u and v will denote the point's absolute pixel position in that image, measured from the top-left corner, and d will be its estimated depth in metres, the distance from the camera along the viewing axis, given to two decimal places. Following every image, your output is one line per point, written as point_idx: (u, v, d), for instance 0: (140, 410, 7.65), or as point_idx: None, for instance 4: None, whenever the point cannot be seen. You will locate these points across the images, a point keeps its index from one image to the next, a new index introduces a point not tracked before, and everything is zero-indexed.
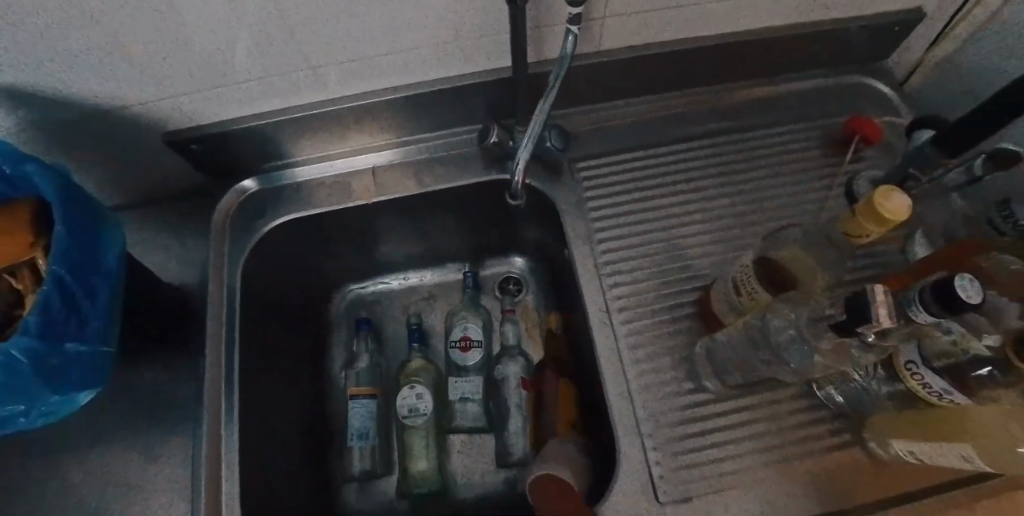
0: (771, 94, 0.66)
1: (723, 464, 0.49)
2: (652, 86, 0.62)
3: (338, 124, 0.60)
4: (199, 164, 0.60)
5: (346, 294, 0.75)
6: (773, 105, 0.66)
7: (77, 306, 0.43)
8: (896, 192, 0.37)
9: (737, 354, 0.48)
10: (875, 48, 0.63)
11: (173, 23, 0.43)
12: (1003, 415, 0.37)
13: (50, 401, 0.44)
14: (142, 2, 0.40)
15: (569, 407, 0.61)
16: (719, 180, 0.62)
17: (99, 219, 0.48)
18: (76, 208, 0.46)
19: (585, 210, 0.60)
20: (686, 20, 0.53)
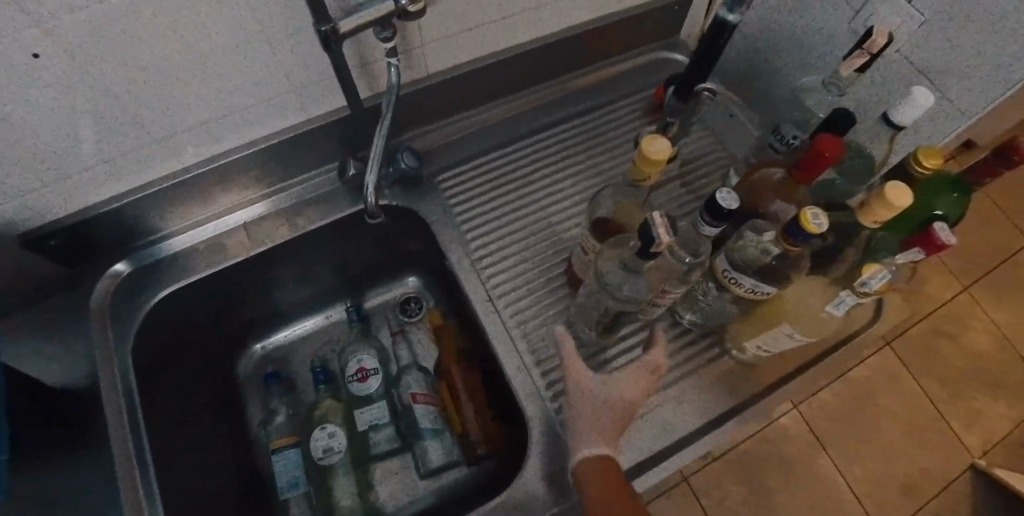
0: (594, 81, 0.74)
1: None
2: (488, 92, 0.67)
3: (197, 191, 0.60)
4: (57, 259, 0.58)
5: (253, 353, 0.75)
6: (598, 90, 0.74)
7: None
8: (658, 138, 0.44)
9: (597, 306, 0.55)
10: (665, 26, 0.73)
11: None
12: (802, 294, 0.51)
13: None
14: None
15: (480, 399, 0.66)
16: (566, 164, 0.68)
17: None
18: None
19: (454, 216, 0.64)
20: (497, 32, 0.59)
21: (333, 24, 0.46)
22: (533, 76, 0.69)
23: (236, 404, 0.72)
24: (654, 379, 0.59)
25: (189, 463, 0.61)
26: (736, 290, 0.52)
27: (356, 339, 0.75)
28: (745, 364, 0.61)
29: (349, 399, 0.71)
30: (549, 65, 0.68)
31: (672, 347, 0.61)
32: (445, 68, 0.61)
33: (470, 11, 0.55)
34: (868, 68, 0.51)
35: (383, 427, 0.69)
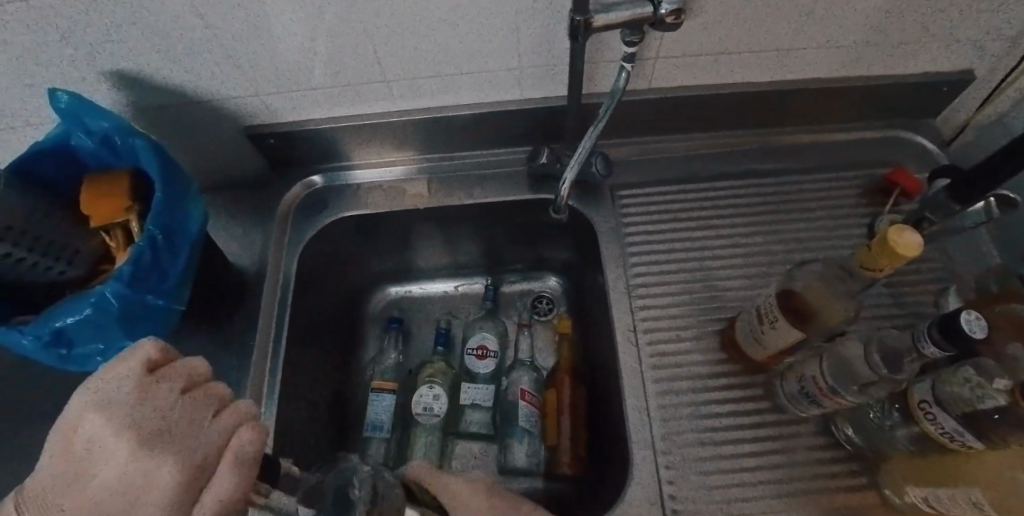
0: (817, 143, 0.68)
1: (735, 490, 0.52)
2: (700, 123, 0.65)
3: (400, 135, 0.65)
4: (268, 155, 0.67)
5: (387, 294, 0.79)
6: (821, 150, 0.67)
7: (160, 264, 0.47)
8: (907, 230, 0.39)
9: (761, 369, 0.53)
10: (921, 104, 0.65)
11: (273, 25, 0.49)
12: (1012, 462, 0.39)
13: (125, 346, 0.49)
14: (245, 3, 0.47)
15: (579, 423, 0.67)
16: (759, 218, 0.63)
17: (191, 188, 0.53)
18: (172, 178, 0.51)
19: (623, 236, 0.63)
20: (733, 64, 0.57)
21: (588, 17, 0.47)
22: (751, 120, 0.65)
23: (358, 334, 0.77)
24: (786, 484, 0.52)
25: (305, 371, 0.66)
26: (929, 429, 0.43)
27: (481, 318, 0.77)
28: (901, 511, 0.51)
29: (460, 370, 0.74)
30: (771, 114, 0.64)
31: (816, 457, 0.54)
32: (669, 86, 0.60)
33: (719, 34, 0.53)
34: None
35: (480, 409, 0.70)
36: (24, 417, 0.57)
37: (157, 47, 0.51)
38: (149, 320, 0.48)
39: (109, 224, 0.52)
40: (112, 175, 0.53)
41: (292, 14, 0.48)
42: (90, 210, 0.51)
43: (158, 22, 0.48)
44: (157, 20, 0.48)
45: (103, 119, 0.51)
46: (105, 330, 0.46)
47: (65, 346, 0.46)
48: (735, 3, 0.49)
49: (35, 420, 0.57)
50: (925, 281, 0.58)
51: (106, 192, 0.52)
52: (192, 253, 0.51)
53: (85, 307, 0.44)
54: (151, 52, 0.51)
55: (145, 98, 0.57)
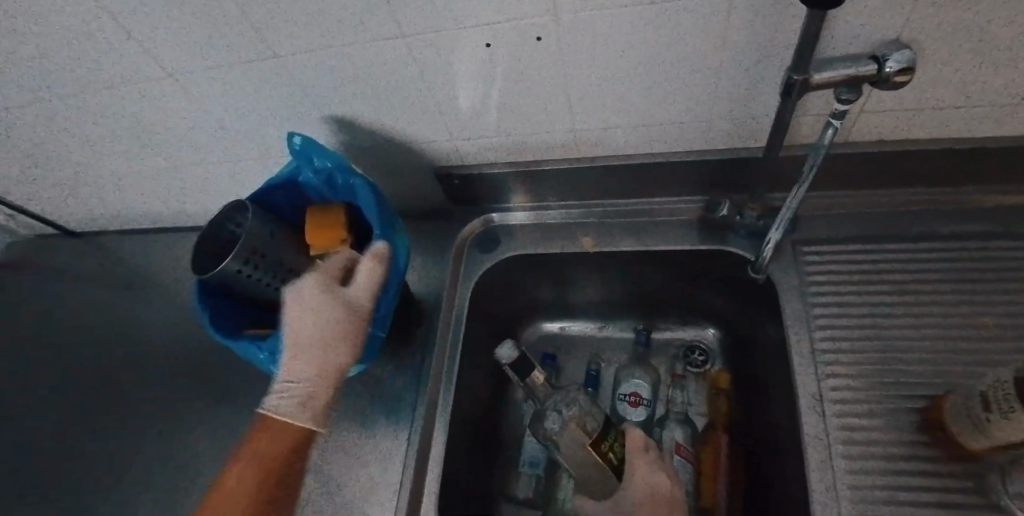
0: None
1: None
2: (898, 179, 0.61)
3: (574, 180, 0.68)
4: (450, 194, 0.73)
5: (538, 329, 0.82)
6: None
7: None
8: None
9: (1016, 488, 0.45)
10: None
11: (483, 80, 0.54)
12: None
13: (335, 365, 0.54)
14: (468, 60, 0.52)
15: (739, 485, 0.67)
16: (969, 288, 0.58)
17: (398, 227, 0.58)
18: (387, 219, 0.56)
19: (805, 295, 0.61)
20: (948, 121, 0.53)
21: (807, 76, 0.46)
22: (963, 181, 0.60)
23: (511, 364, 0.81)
24: None
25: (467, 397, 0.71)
26: None
27: (630, 364, 0.77)
28: None
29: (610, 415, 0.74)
30: (992, 174, 0.58)
31: None
32: (869, 141, 0.57)
33: (941, 90, 0.50)
34: None
35: None
36: (251, 403, 0.69)
37: (383, 99, 0.58)
38: (360, 344, 0.54)
39: (325, 252, 0.58)
40: (329, 205, 0.60)
41: (505, 72, 0.53)
42: (311, 237, 0.58)
43: (392, 77, 0.55)
44: (392, 75, 0.55)
45: (328, 159, 0.57)
46: (325, 350, 0.52)
47: (289, 360, 0.53)
48: (971, 58, 0.46)
49: (259, 407, 0.68)
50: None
51: (327, 223, 0.58)
52: (396, 288, 0.56)
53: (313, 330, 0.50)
54: (377, 102, 0.59)
55: (363, 142, 0.66)
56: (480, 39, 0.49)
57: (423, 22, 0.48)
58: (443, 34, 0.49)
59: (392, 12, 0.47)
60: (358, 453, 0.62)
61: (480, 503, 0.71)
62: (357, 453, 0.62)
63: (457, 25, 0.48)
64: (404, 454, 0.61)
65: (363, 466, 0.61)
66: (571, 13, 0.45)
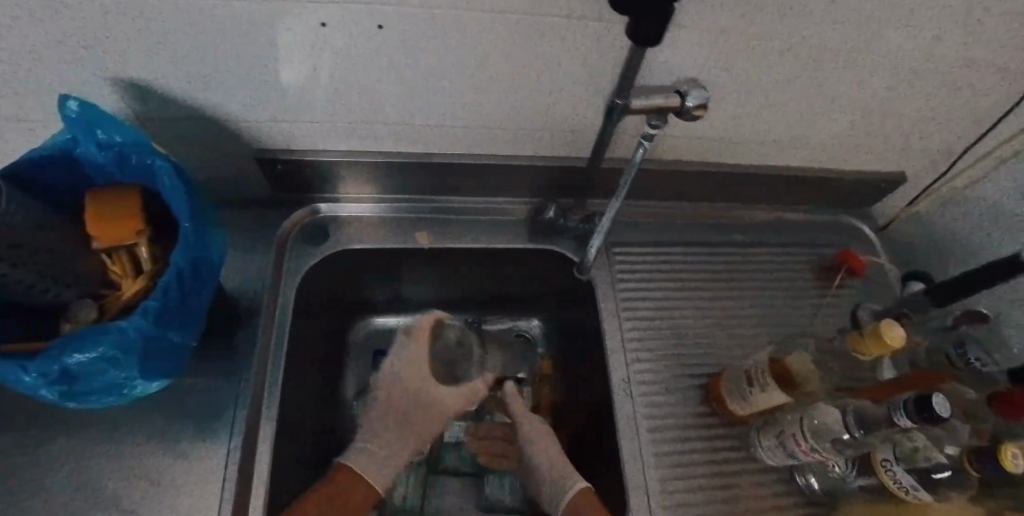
0: (773, 220, 0.80)
1: None
2: (679, 196, 0.75)
3: (417, 174, 0.68)
4: (272, 182, 0.66)
5: (369, 327, 0.82)
6: (780, 228, 0.80)
7: (184, 297, 0.45)
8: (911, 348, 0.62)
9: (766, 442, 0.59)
10: (859, 197, 0.78)
11: (326, 64, 0.51)
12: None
13: (133, 384, 0.45)
14: (311, 45, 0.48)
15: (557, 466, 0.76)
16: (727, 286, 0.75)
17: (209, 216, 0.50)
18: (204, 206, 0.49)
19: (617, 294, 0.71)
20: (722, 148, 0.67)
21: (625, 102, 0.53)
22: (720, 197, 0.76)
23: (343, 366, 0.78)
24: None
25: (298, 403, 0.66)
26: (889, 483, 0.51)
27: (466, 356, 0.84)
28: None
29: (443, 408, 0.80)
30: (743, 192, 0.75)
31: (787, 504, 0.61)
32: (667, 159, 0.69)
33: (720, 124, 0.63)
34: None
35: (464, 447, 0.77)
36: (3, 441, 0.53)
37: (198, 71, 0.50)
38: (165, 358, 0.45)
39: (114, 246, 0.48)
40: (120, 191, 0.49)
41: (348, 56, 0.50)
42: (95, 229, 0.47)
43: (212, 49, 0.48)
44: (213, 47, 0.48)
45: (120, 132, 0.48)
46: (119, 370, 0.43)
47: (65, 381, 0.41)
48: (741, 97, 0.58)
49: (15, 445, 0.53)
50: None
51: (120, 211, 0.48)
52: (213, 285, 0.49)
53: (97, 342, 0.40)
54: (188, 72, 0.50)
55: (160, 114, 0.55)
56: (313, 17, 0.45)
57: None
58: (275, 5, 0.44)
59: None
60: (160, 480, 0.53)
61: None
62: (158, 480, 0.53)
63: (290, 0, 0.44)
64: (223, 472, 0.54)
65: (167, 493, 0.52)
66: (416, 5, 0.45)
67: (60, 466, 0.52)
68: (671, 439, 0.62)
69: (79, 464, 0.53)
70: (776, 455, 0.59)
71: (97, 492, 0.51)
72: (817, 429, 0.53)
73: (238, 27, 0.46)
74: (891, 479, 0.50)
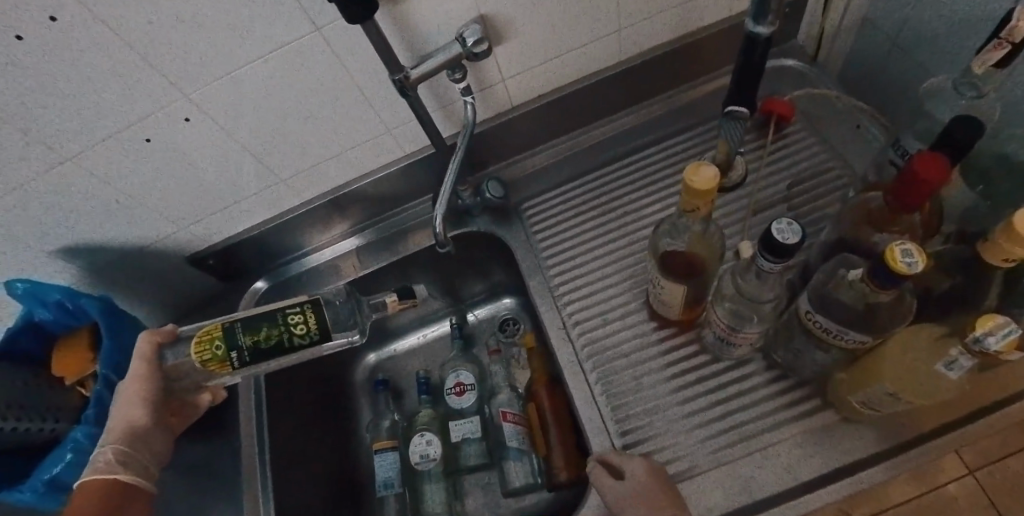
0: (683, 104, 0.74)
1: (703, 445, 0.53)
2: (568, 125, 0.73)
3: (319, 218, 0.74)
4: (215, 274, 0.75)
5: (366, 363, 0.88)
6: (694, 107, 0.73)
7: None
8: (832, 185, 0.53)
9: (710, 337, 0.54)
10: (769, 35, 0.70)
11: (175, 167, 0.58)
12: (931, 341, 0.40)
13: None
14: (154, 156, 0.56)
15: (567, 441, 0.72)
16: (652, 190, 0.70)
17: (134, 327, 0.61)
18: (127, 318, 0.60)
19: (536, 246, 0.70)
20: (575, 63, 0.64)
21: (405, 74, 0.52)
22: (610, 107, 0.73)
23: (351, 403, 0.85)
24: (738, 424, 0.54)
25: (307, 447, 0.74)
26: (821, 334, 0.44)
27: (457, 356, 0.85)
28: (855, 421, 0.52)
29: (446, 412, 0.82)
30: (632, 91, 0.71)
31: (766, 396, 0.55)
32: (528, 99, 0.67)
33: (554, 48, 0.61)
34: (1011, 60, 0.40)
35: (474, 441, 0.78)
36: None
37: (96, 220, 0.60)
38: None
39: (81, 377, 0.58)
40: (73, 334, 0.59)
41: (188, 152, 0.57)
42: (61, 370, 0.57)
43: (93, 200, 0.57)
44: (93, 196, 0.57)
45: (52, 290, 0.55)
46: None
47: (64, 491, 0.52)
48: (548, 15, 0.56)
49: None
50: (807, 195, 0.62)
51: (73, 351, 0.58)
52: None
53: (66, 453, 0.51)
54: (90, 223, 0.60)
55: (86, 267, 0.65)
56: (136, 135, 0.53)
57: (72, 143, 0.50)
58: (99, 143, 0.52)
59: (41, 143, 0.49)
60: None
61: None
62: None
63: (103, 135, 0.51)
64: None
65: None
66: (196, 90, 0.51)
67: None
68: (625, 367, 0.59)
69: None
70: (728, 347, 0.53)
71: None
72: (740, 304, 0.47)
73: (97, 169, 0.54)
74: (816, 330, 0.44)
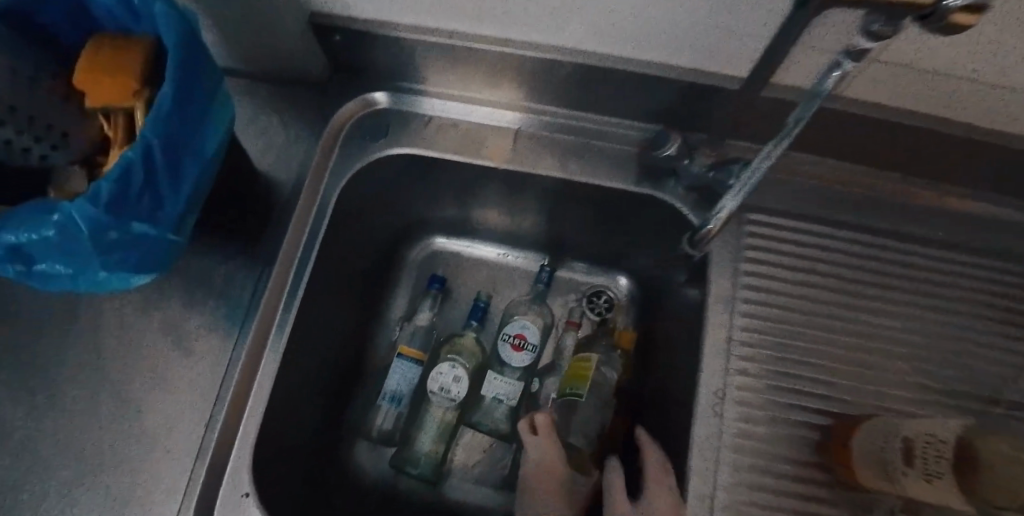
0: (992, 214, 0.54)
1: None
2: (867, 153, 0.52)
3: (495, 67, 0.51)
4: (326, 52, 0.53)
5: (429, 246, 0.70)
6: (1008, 227, 0.54)
7: (156, 183, 0.34)
8: None
9: None
10: None
11: None
12: None
13: (99, 278, 0.35)
14: None
15: None
16: (905, 297, 0.52)
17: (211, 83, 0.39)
18: (209, 74, 0.38)
19: (737, 274, 0.51)
20: (970, 97, 0.43)
21: None
22: (919, 165, 0.52)
23: (390, 282, 0.69)
24: None
25: (332, 314, 0.59)
26: None
27: (529, 301, 0.68)
28: None
29: (489, 355, 0.67)
30: (970, 168, 0.51)
31: None
32: (862, 98, 0.47)
33: (986, 66, 0.39)
34: None
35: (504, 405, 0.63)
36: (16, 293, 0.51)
37: None
38: (135, 254, 0.35)
39: (108, 107, 0.38)
40: (123, 42, 0.39)
41: None
42: (82, 83, 0.37)
43: None
44: None
45: None
46: (69, 256, 0.32)
47: (22, 261, 0.32)
48: None
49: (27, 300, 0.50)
50: None
51: (110, 63, 0.38)
52: (199, 173, 0.38)
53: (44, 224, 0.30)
54: None
55: None
56: None
57: None
58: None
59: None
60: (160, 373, 0.48)
61: (326, 439, 0.61)
62: (157, 374, 0.48)
63: None
64: (220, 377, 0.48)
65: (166, 389, 0.47)
66: None
67: (70, 333, 0.49)
68: (772, 491, 0.44)
69: (82, 354, 0.49)
70: None
71: (102, 369, 0.48)
72: None
73: None
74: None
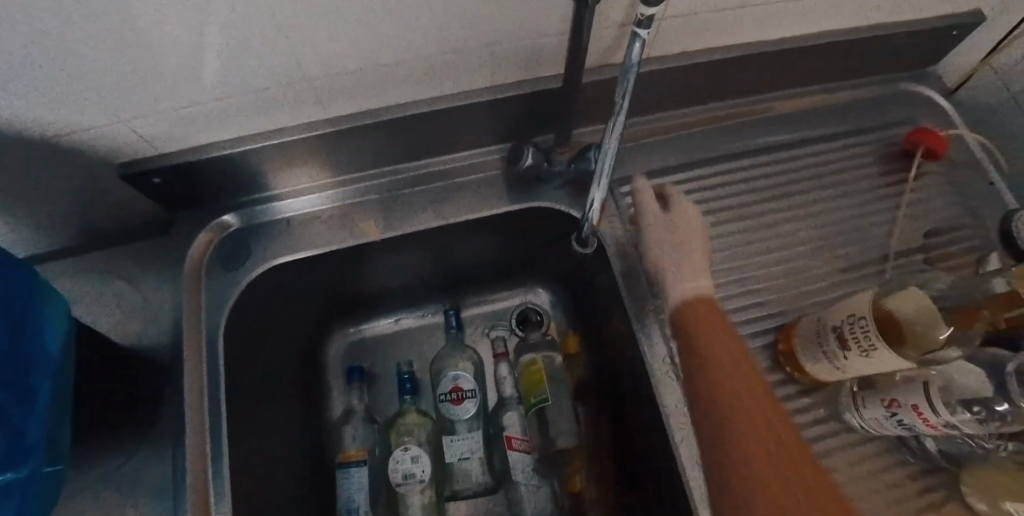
0: (805, 111, 0.62)
1: None
2: (693, 96, 0.58)
3: (336, 146, 0.49)
4: (158, 198, 0.50)
5: (344, 340, 0.66)
6: (824, 115, 0.63)
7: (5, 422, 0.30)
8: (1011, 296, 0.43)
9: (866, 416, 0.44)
10: (919, 55, 0.62)
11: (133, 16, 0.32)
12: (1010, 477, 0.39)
13: None
14: None
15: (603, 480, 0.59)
16: (776, 204, 0.58)
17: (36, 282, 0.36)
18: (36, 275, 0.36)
19: (637, 244, 0.54)
20: (745, 20, 0.49)
21: None
22: (738, 90, 0.59)
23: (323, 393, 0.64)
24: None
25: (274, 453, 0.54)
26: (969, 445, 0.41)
27: (448, 352, 0.65)
28: None
29: (438, 418, 0.62)
30: (776, 76, 0.58)
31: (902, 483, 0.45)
32: (668, 55, 0.52)
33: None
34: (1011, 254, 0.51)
35: (473, 459, 0.58)
36: None
37: None
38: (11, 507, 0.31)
39: None
40: None
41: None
42: None
43: None
44: None
45: None
46: None
47: None
48: None
49: None
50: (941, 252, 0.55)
51: None
52: (51, 385, 0.34)
53: None
54: None
55: None
56: None
57: None
58: None
59: None
60: None
61: None
62: None
63: None
64: None
65: None
66: None
67: None
68: None
69: None
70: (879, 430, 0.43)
71: None
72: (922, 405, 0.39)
73: None
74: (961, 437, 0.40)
